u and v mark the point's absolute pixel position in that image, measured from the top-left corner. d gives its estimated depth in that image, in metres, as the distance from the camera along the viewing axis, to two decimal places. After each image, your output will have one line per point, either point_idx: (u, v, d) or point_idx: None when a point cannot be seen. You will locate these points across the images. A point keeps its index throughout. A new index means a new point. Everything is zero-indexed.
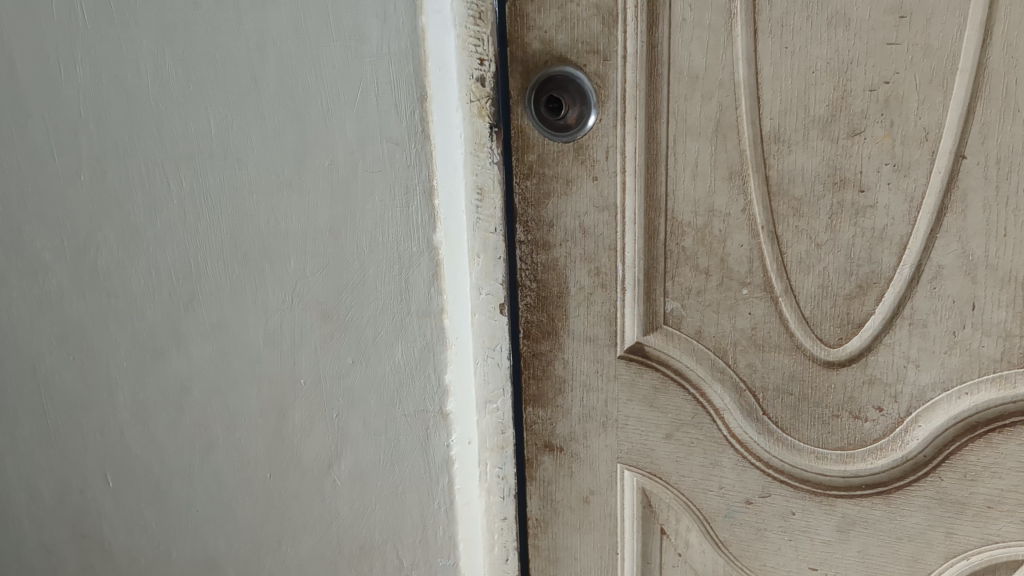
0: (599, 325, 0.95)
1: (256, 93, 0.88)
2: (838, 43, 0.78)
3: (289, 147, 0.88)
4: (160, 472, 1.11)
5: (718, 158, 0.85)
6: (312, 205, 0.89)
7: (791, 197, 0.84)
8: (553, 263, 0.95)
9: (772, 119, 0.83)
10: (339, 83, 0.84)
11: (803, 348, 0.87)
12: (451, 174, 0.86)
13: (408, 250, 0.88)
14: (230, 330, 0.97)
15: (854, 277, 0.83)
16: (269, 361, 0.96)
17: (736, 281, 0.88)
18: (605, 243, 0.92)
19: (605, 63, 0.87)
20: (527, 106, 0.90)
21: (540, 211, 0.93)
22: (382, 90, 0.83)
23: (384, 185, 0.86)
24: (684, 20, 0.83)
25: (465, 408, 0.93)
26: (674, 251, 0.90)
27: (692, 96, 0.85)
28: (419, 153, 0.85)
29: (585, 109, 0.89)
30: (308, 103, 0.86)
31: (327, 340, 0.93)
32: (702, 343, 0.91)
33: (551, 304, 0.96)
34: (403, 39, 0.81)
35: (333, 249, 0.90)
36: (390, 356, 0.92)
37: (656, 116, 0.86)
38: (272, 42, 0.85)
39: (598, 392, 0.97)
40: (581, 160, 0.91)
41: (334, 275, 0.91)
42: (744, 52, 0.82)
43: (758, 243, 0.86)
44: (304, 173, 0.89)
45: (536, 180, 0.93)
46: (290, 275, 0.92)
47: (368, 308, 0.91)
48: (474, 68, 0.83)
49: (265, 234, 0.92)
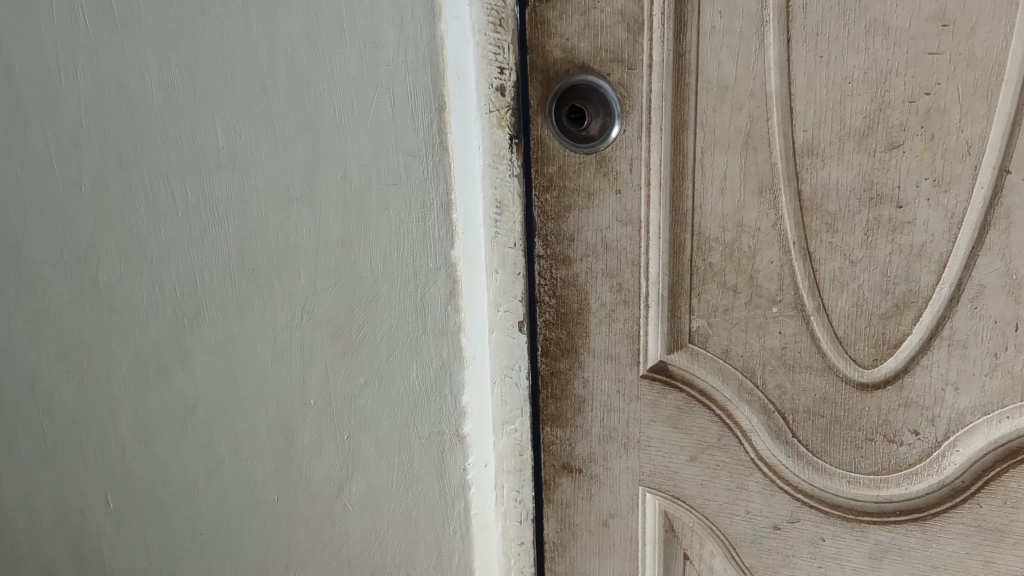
0: (620, 343, 0.92)
1: (266, 102, 0.84)
2: (877, 52, 0.75)
3: (300, 158, 0.85)
4: (163, 493, 1.07)
5: (747, 171, 0.82)
6: (323, 220, 0.86)
7: (824, 212, 0.80)
8: (574, 278, 0.91)
9: (805, 131, 0.79)
10: (353, 92, 0.81)
11: (835, 369, 0.84)
12: (470, 187, 0.83)
13: (424, 267, 0.84)
14: (236, 348, 0.94)
15: (890, 296, 0.80)
16: (278, 380, 0.93)
17: (765, 299, 0.84)
18: (628, 259, 0.89)
19: (629, 71, 0.83)
20: (547, 116, 0.87)
21: (560, 225, 0.90)
22: (399, 99, 0.80)
23: (399, 199, 0.83)
24: (713, 27, 0.79)
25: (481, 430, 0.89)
26: (700, 268, 0.86)
27: (721, 106, 0.81)
28: (437, 165, 0.81)
29: (608, 120, 0.85)
30: (321, 113, 0.83)
31: (339, 359, 0.90)
32: (729, 363, 0.88)
33: (571, 320, 0.93)
34: (420, 46, 0.78)
35: (346, 265, 0.86)
36: (404, 376, 0.88)
37: (683, 127, 0.83)
38: (283, 50, 0.82)
39: (619, 412, 0.94)
40: (604, 172, 0.87)
41: (346, 292, 0.87)
42: (777, 60, 0.78)
43: (789, 259, 0.82)
44: (315, 186, 0.85)
45: (557, 193, 0.89)
46: (300, 291, 0.89)
47: (381, 326, 0.87)
48: (495, 76, 0.81)
49: (275, 248, 0.88)
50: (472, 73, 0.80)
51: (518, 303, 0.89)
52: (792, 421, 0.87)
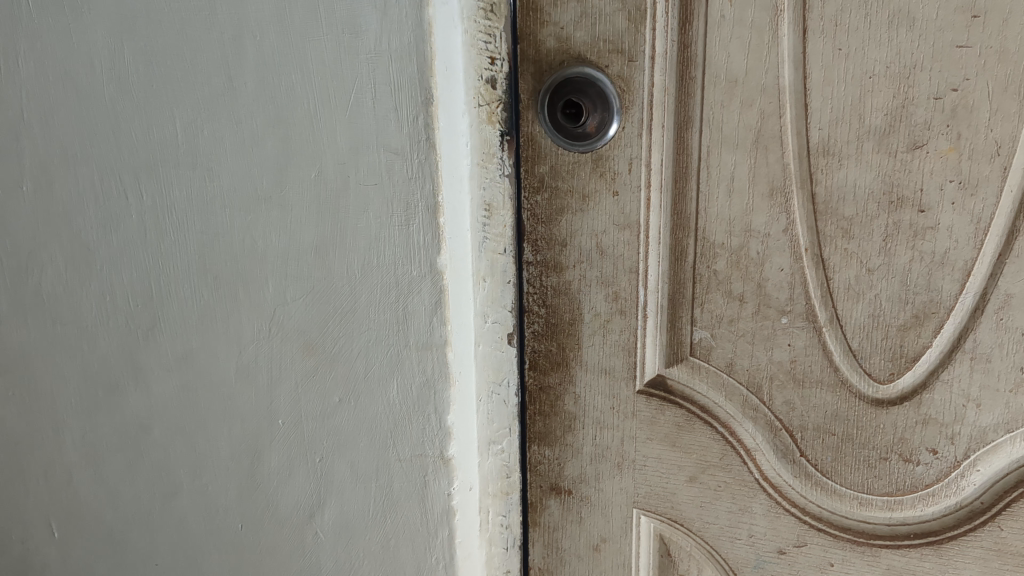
0: (615, 356, 0.85)
1: (232, 94, 0.77)
2: (900, 44, 0.69)
3: (269, 156, 0.77)
4: (114, 521, 0.98)
5: (757, 171, 0.76)
6: (295, 223, 0.78)
7: (840, 217, 0.75)
8: (566, 286, 0.85)
9: (821, 130, 0.73)
10: (329, 83, 0.74)
11: (848, 384, 0.78)
12: (457, 188, 0.76)
13: (408, 275, 0.77)
14: (197, 363, 0.86)
15: (909, 306, 0.75)
16: (243, 398, 0.85)
17: (774, 309, 0.79)
18: (625, 266, 0.82)
19: (629, 63, 0.77)
20: (539, 112, 0.80)
21: (552, 229, 0.84)
22: (381, 91, 0.72)
23: (380, 201, 0.75)
24: (723, 16, 0.73)
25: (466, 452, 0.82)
26: (703, 275, 0.80)
27: (729, 102, 0.75)
28: (423, 164, 0.73)
29: (606, 116, 0.79)
30: (293, 106, 0.75)
31: (311, 376, 0.82)
32: (732, 377, 0.82)
33: (562, 332, 0.86)
34: (406, 33, 0.70)
35: (319, 273, 0.79)
36: (384, 395, 0.80)
37: (688, 124, 0.77)
38: (251, 36, 0.74)
39: (613, 430, 0.88)
40: (600, 172, 0.81)
41: (319, 302, 0.80)
42: (792, 53, 0.72)
43: (801, 266, 0.77)
44: (286, 187, 0.77)
45: (548, 195, 0.83)
46: (267, 301, 0.81)
47: (359, 340, 0.80)
48: (485, 66, 0.75)
49: (240, 255, 0.81)
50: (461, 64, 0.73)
51: (506, 314, 0.82)
52: (801, 439, 0.81)
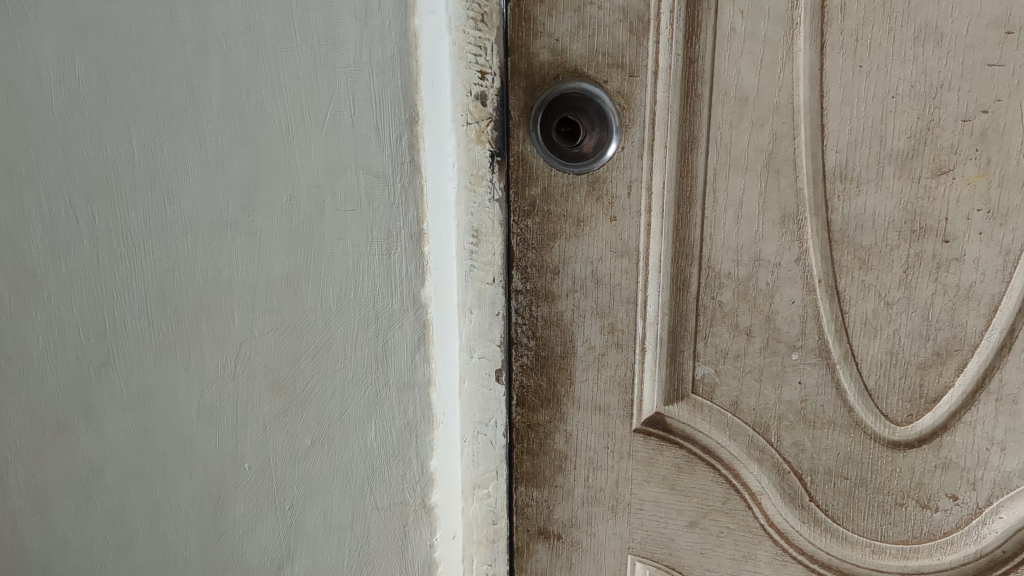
0: (610, 392, 0.79)
1: (194, 109, 0.69)
2: (927, 61, 0.64)
3: (236, 177, 0.70)
4: (62, 570, 0.91)
5: (768, 197, 0.70)
6: (265, 251, 0.71)
7: (858, 246, 0.69)
8: (558, 317, 0.78)
9: (838, 153, 0.68)
10: (303, 98, 0.67)
11: (863, 426, 0.73)
12: (442, 213, 0.70)
13: (388, 308, 0.70)
14: (154, 403, 0.78)
15: (931, 343, 0.69)
16: (205, 441, 0.78)
17: (784, 344, 0.73)
18: (623, 296, 0.76)
19: (630, 79, 0.71)
20: (531, 130, 0.74)
21: (543, 256, 0.77)
22: (360, 109, 0.66)
23: (359, 227, 0.69)
24: (733, 29, 0.67)
25: (450, 499, 0.76)
26: (707, 307, 0.74)
27: (739, 121, 0.69)
28: (406, 188, 0.67)
29: (605, 136, 0.73)
30: (263, 123, 0.68)
31: (281, 417, 0.75)
32: (738, 417, 0.76)
33: (552, 366, 0.80)
34: (388, 45, 0.64)
35: (290, 305, 0.72)
36: (360, 438, 0.74)
37: (692, 144, 0.71)
38: (217, 44, 0.67)
39: (607, 471, 0.82)
40: (596, 196, 0.74)
41: (291, 337, 0.73)
42: (808, 69, 0.66)
43: (814, 299, 0.71)
44: (255, 212, 0.71)
45: (539, 219, 0.76)
46: (233, 336, 0.74)
47: (333, 378, 0.73)
48: (474, 81, 0.68)
49: (203, 285, 0.74)
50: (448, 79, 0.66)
51: (495, 348, 0.75)
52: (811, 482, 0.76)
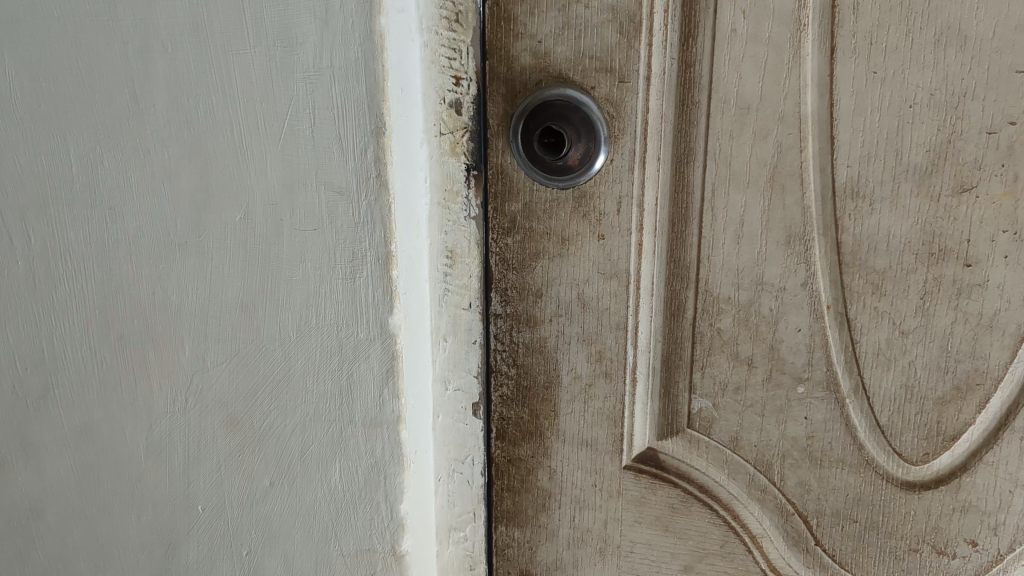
0: (598, 425, 0.73)
1: (139, 117, 0.62)
2: (948, 67, 0.57)
3: (184, 192, 0.63)
4: None
5: (771, 215, 0.64)
6: (218, 274, 0.64)
7: (870, 270, 0.63)
8: (540, 343, 0.72)
9: (849, 167, 0.61)
10: (258, 106, 0.60)
11: (874, 465, 0.67)
12: (413, 234, 0.64)
13: (353, 338, 0.63)
14: (99, 439, 0.71)
15: (949, 376, 0.63)
16: (155, 480, 0.71)
17: (789, 376, 0.67)
18: (612, 322, 0.70)
19: (620, 85, 0.64)
20: (510, 140, 0.67)
21: (524, 277, 0.70)
22: (321, 118, 0.59)
23: (320, 249, 0.62)
24: (734, 30, 0.60)
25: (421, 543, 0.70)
26: (704, 334, 0.68)
27: (740, 132, 0.63)
28: (372, 206, 0.60)
29: (592, 147, 0.66)
30: (213, 133, 0.62)
31: (236, 456, 0.68)
32: (737, 454, 0.70)
33: (535, 396, 0.73)
34: (351, 48, 0.58)
35: (246, 333, 0.65)
36: (325, 479, 0.67)
37: (688, 156, 0.64)
38: (162, 46, 0.61)
39: (595, 511, 0.75)
40: (583, 213, 0.68)
41: (246, 369, 0.66)
42: (817, 76, 0.60)
43: (822, 326, 0.65)
44: (205, 232, 0.64)
45: (521, 237, 0.70)
46: (184, 367, 0.67)
47: (292, 414, 0.66)
48: (448, 88, 0.63)
49: (150, 311, 0.67)
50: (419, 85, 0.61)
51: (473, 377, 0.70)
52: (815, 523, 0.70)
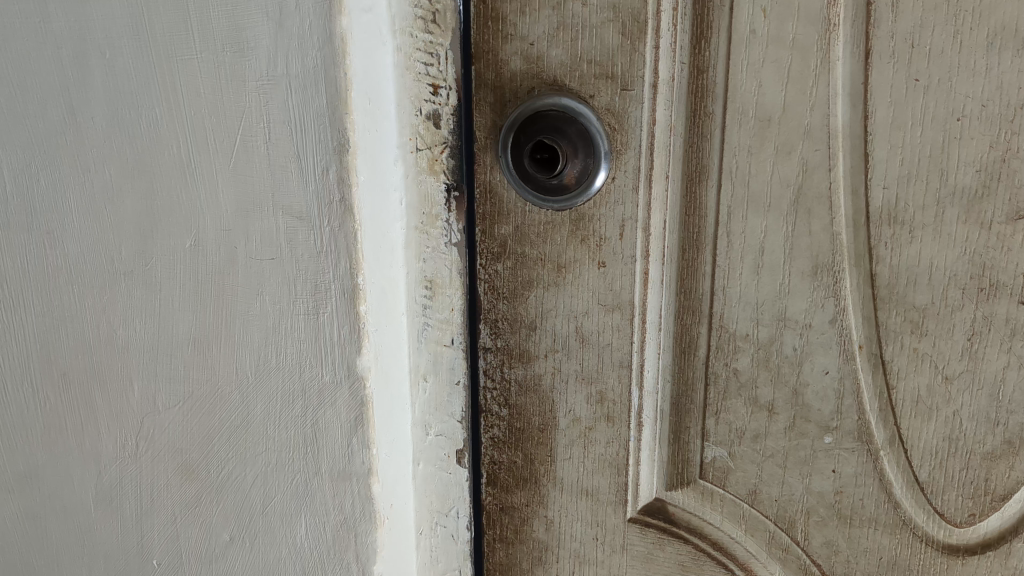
0: (599, 474, 0.65)
1: (77, 132, 0.55)
2: (1004, 74, 0.49)
3: (129, 217, 0.56)
4: None
5: (795, 242, 0.56)
6: (168, 308, 0.57)
7: (908, 306, 0.55)
8: (535, 382, 0.64)
9: (886, 189, 0.53)
10: (208, 119, 0.53)
11: (912, 525, 0.59)
12: (385, 259, 0.56)
13: (318, 382, 0.58)
14: (44, 485, 0.64)
15: (1001, 429, 0.55)
16: (106, 531, 0.64)
17: (814, 426, 0.59)
18: (614, 359, 0.62)
19: (622, 93, 0.56)
20: (500, 154, 0.59)
21: (516, 307, 0.63)
22: (276, 133, 0.53)
23: (278, 280, 0.56)
24: (752, 31, 0.52)
25: None
26: (718, 376, 0.60)
27: (759, 147, 0.55)
28: (337, 235, 0.55)
29: (591, 163, 0.58)
30: (159, 150, 0.54)
31: (192, 508, 0.62)
32: (755, 509, 0.62)
33: (530, 440, 0.66)
34: (310, 53, 0.51)
35: (201, 374, 0.58)
36: (289, 535, 0.62)
37: (701, 174, 0.56)
38: (98, 50, 0.53)
39: (598, 566, 0.68)
40: (580, 237, 0.60)
41: (200, 414, 0.59)
42: (849, 84, 0.52)
43: (854, 370, 0.57)
44: (153, 261, 0.57)
45: (512, 263, 0.62)
46: (134, 409, 0.60)
47: (251, 462, 0.60)
48: (425, 97, 0.51)
49: (96, 346, 0.60)
50: (389, 93, 0.51)
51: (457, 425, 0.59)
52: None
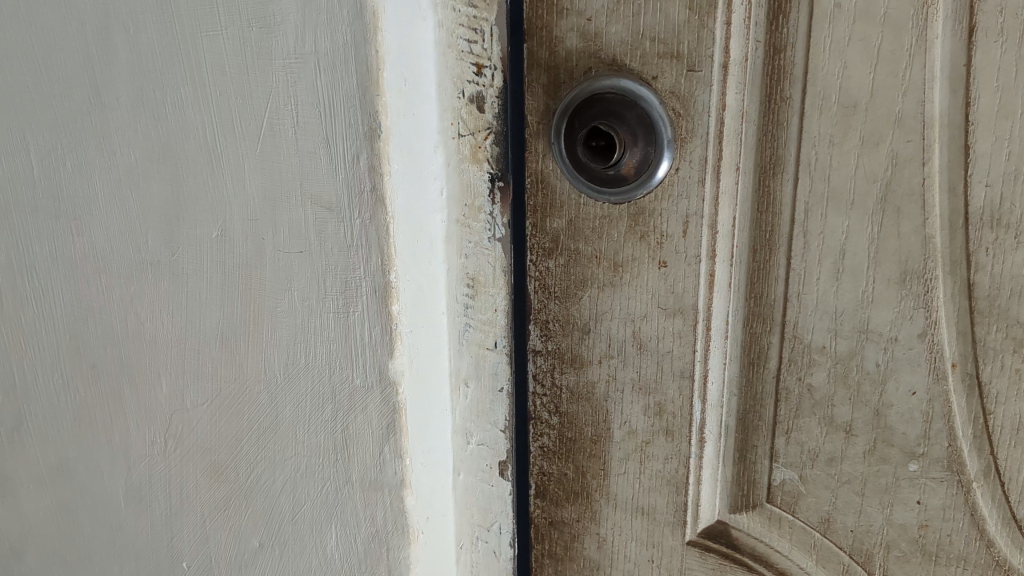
0: (657, 491, 0.60)
1: (101, 112, 0.52)
2: None
3: (155, 203, 0.53)
4: None
5: (881, 245, 0.49)
6: (195, 300, 0.54)
7: (1012, 322, 0.48)
8: (588, 389, 0.59)
9: (989, 186, 0.46)
10: (234, 100, 0.49)
11: (1006, 565, 0.53)
12: (423, 255, 0.50)
13: (347, 386, 0.54)
14: (76, 477, 0.62)
15: None
16: (136, 530, 0.62)
17: (898, 451, 0.52)
18: (675, 369, 0.56)
19: (688, 74, 0.51)
20: (553, 141, 0.54)
21: (568, 308, 0.58)
22: (304, 116, 0.49)
23: (308, 274, 0.52)
24: (838, 5, 0.46)
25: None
26: (790, 392, 0.54)
27: (842, 138, 0.48)
28: (368, 229, 0.50)
29: (651, 152, 0.52)
30: (184, 134, 0.51)
31: (220, 510, 0.59)
32: (828, 539, 0.56)
33: (581, 451, 0.61)
34: (339, 30, 0.47)
35: (227, 372, 0.55)
36: (319, 545, 0.58)
37: (776, 167, 0.50)
38: (123, 26, 0.50)
39: None
40: (639, 234, 0.54)
41: (229, 415, 0.56)
42: (949, 66, 0.45)
43: (946, 390, 0.50)
44: (179, 250, 0.53)
45: (564, 261, 0.57)
46: (161, 405, 0.57)
47: (281, 467, 0.56)
48: (469, 78, 0.45)
49: (123, 339, 0.57)
50: (429, 73, 0.45)
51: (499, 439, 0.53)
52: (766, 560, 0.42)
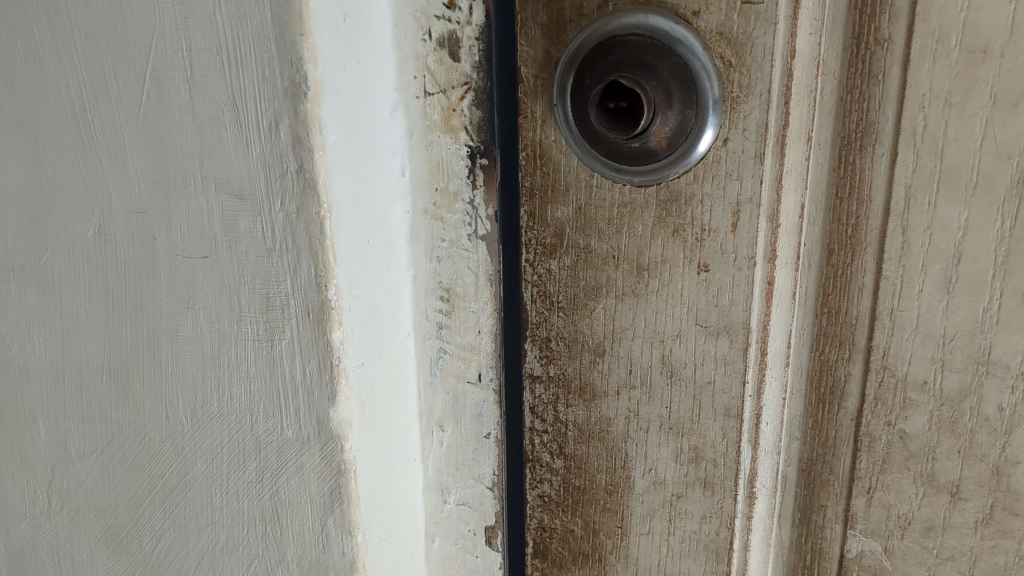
0: (690, 558, 0.46)
1: None
2: None
3: (15, 191, 0.40)
4: None
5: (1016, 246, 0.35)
6: (72, 320, 0.41)
7: None
8: (602, 428, 0.45)
9: None
10: (104, 44, 0.35)
11: None
12: (380, 261, 0.37)
13: (277, 437, 0.38)
14: None
15: None
16: None
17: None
18: (718, 405, 0.42)
19: (744, 9, 0.36)
20: (555, 102, 0.40)
21: (576, 322, 0.44)
22: (199, 66, 0.33)
23: (215, 289, 0.37)
24: None
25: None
26: (875, 441, 0.40)
27: (965, 96, 0.34)
28: (291, 226, 0.34)
29: (691, 118, 0.37)
30: (43, 95, 0.37)
31: None
32: None
33: (592, 505, 0.47)
34: None
35: (120, 414, 0.41)
36: None
37: (865, 136, 0.37)
38: None
39: None
40: (672, 226, 0.40)
41: (128, 474, 0.42)
42: None
43: None
44: (47, 255, 0.40)
45: (571, 261, 0.43)
46: (40, 453, 0.45)
47: (194, 541, 0.42)
48: (437, 11, 0.36)
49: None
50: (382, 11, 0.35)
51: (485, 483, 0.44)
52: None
